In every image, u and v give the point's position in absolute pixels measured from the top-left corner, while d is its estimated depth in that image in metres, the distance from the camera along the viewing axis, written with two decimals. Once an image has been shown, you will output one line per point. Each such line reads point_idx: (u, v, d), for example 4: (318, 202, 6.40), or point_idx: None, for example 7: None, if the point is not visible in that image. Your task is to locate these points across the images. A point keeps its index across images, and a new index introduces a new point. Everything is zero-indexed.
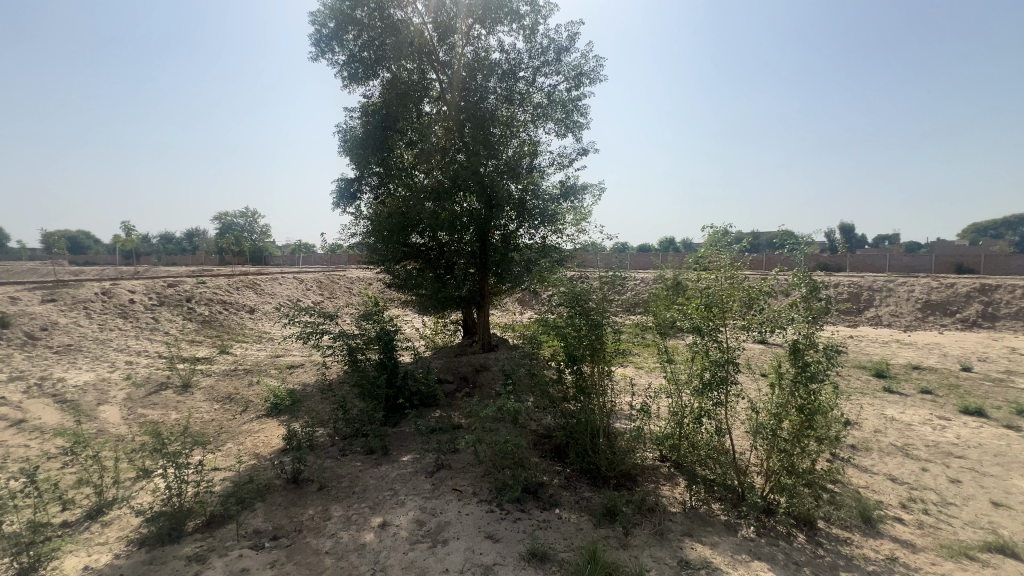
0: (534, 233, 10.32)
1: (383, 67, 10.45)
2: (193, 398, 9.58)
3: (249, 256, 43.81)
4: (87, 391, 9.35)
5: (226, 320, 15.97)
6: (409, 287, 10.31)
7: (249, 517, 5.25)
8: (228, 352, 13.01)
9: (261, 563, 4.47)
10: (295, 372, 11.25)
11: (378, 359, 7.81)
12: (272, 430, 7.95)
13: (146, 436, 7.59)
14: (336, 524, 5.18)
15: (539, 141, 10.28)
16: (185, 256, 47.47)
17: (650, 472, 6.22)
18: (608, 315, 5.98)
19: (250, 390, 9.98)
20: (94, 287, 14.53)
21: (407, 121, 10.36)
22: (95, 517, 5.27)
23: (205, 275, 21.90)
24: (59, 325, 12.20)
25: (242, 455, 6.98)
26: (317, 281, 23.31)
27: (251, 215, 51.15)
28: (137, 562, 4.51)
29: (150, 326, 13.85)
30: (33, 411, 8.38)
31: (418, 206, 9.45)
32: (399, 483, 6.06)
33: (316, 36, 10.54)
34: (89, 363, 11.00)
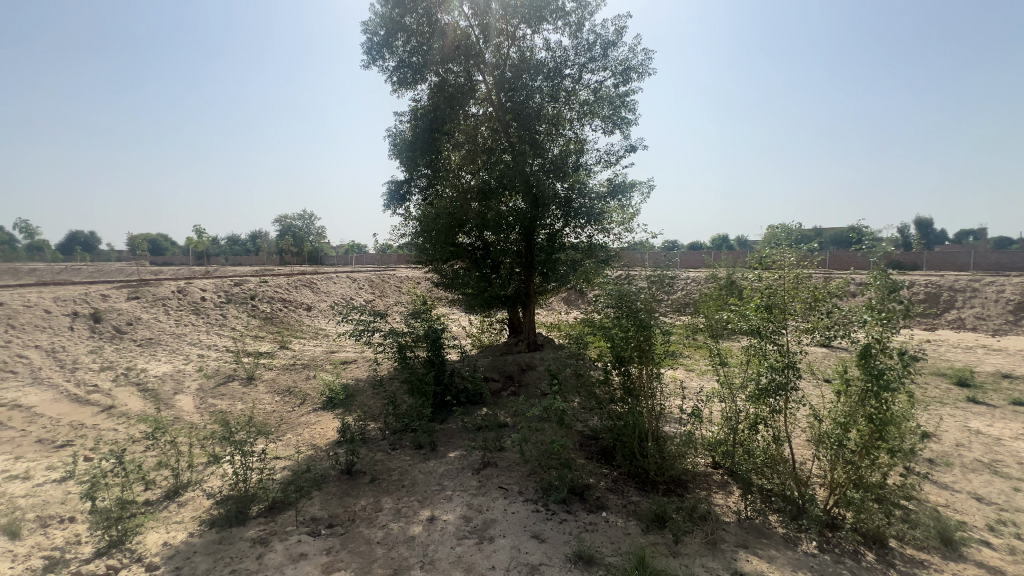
0: (580, 232, 10.19)
1: (430, 71, 10.60)
2: (256, 390, 10.22)
3: (307, 256, 46.21)
4: (165, 381, 10.19)
5: (285, 317, 16.89)
6: (455, 286, 10.51)
7: (306, 504, 5.53)
8: (288, 347, 13.76)
9: (317, 549, 4.70)
10: (349, 368, 11.75)
11: (426, 357, 8.01)
12: (328, 423, 8.33)
13: (216, 425, 8.16)
14: (386, 515, 5.35)
15: (584, 138, 10.21)
16: (250, 257, 50.77)
17: (701, 479, 6.01)
18: (657, 316, 5.82)
19: (308, 384, 10.53)
20: (171, 285, 15.81)
21: (454, 123, 10.60)
22: (172, 498, 5.73)
23: (268, 274, 23.33)
24: (142, 320, 13.37)
25: (301, 445, 7.37)
26: (369, 280, 24.16)
27: (309, 217, 53.77)
28: (208, 541, 4.86)
29: (219, 322, 14.89)
30: (120, 399, 9.23)
31: (464, 206, 9.81)
32: (447, 479, 6.18)
33: (368, 44, 10.92)
34: (167, 355, 11.97)
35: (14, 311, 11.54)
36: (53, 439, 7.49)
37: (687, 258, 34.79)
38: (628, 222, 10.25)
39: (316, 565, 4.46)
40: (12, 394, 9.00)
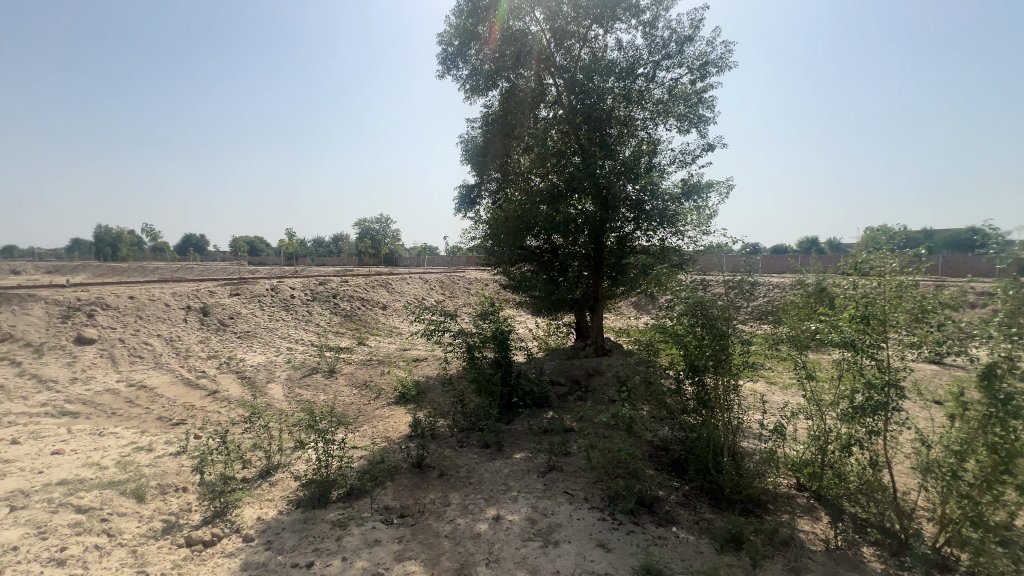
0: (652, 234, 9.86)
1: (502, 78, 10.79)
2: (337, 382, 10.96)
3: (383, 257, 48.79)
4: (260, 371, 11.24)
5: (363, 315, 17.95)
6: (523, 288, 10.61)
7: (381, 494, 5.84)
8: (366, 344, 14.62)
9: (390, 537, 4.95)
10: (421, 366, 12.26)
11: (494, 358, 8.14)
12: (400, 417, 8.74)
13: (302, 413, 8.86)
14: (454, 510, 5.51)
15: (658, 138, 9.91)
16: (332, 258, 54.50)
17: (783, 501, 5.58)
18: (734, 324, 5.53)
19: (382, 379, 11.12)
20: (266, 284, 17.39)
21: (525, 127, 10.51)
22: (265, 477, 6.30)
23: (348, 275, 24.93)
24: (242, 314, 14.84)
25: (376, 437, 7.81)
26: (440, 281, 25.01)
27: (385, 220, 56.68)
28: (295, 519, 5.28)
29: (306, 318, 16.14)
30: (223, 385, 10.30)
31: (533, 209, 9.83)
32: (512, 479, 6.25)
33: (443, 54, 11.35)
34: (262, 347, 13.18)
35: (142, 304, 13.29)
36: (170, 417, 8.53)
37: (769, 262, 32.47)
38: (704, 224, 9.75)
39: (389, 552, 4.70)
40: (139, 376, 10.37)
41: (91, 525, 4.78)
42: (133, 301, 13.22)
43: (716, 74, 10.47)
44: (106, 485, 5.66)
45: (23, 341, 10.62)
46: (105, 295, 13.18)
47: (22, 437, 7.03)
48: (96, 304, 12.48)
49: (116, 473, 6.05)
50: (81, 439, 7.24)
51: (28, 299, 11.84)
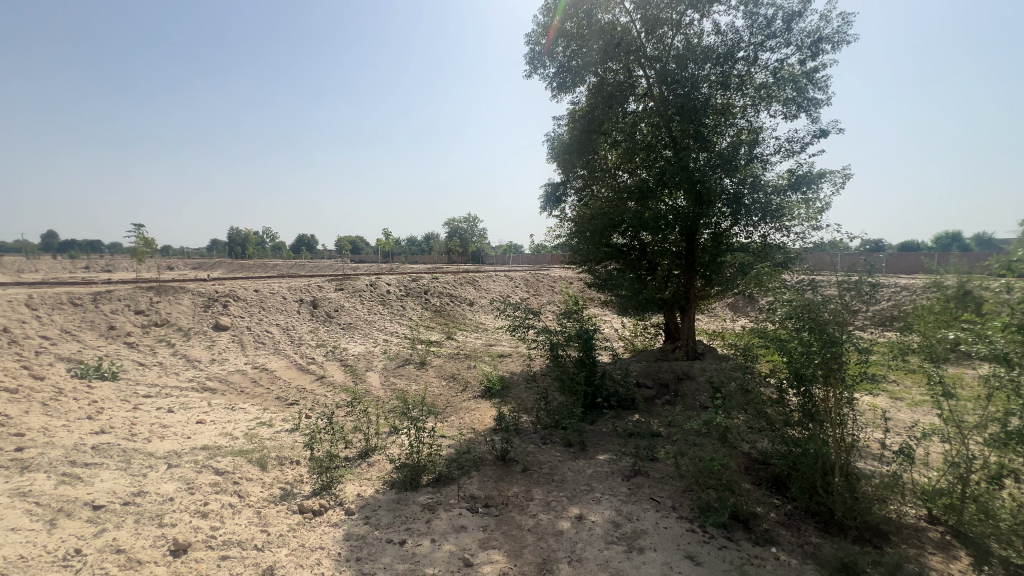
0: (751, 231, 9.21)
1: (589, 72, 10.54)
2: (427, 373, 11.59)
3: (471, 256, 50.58)
4: (360, 360, 12.24)
5: (452, 311, 18.73)
6: (609, 287, 10.44)
7: (467, 482, 6.08)
8: (453, 338, 15.26)
9: (475, 525, 5.13)
10: (505, 361, 12.53)
11: (578, 357, 8.07)
12: (486, 410, 9.03)
13: (397, 401, 9.50)
14: (537, 506, 5.58)
15: (760, 126, 9.19)
16: (424, 256, 57.55)
17: (909, 533, 4.90)
18: (850, 330, 4.95)
19: (469, 372, 11.56)
20: (366, 280, 18.84)
21: (612, 121, 10.35)
22: (364, 457, 6.85)
23: (439, 272, 26.18)
24: (345, 307, 16.24)
25: (463, 428, 8.14)
26: (524, 279, 25.29)
27: (473, 219, 58.63)
28: (390, 499, 5.68)
29: (400, 313, 17.22)
30: (329, 371, 11.35)
31: (620, 206, 9.54)
32: (596, 481, 6.17)
33: (531, 54, 11.44)
34: (362, 338, 14.34)
35: (265, 296, 15.09)
36: (286, 397, 9.59)
37: (896, 260, 28.40)
38: (815, 218, 8.80)
39: (474, 539, 4.88)
40: (262, 360, 11.79)
41: (225, 486, 5.54)
42: (257, 294, 15.06)
43: (831, 51, 9.41)
44: (236, 453, 6.51)
45: (176, 326, 12.58)
46: (236, 288, 15.16)
47: (175, 407, 8.34)
48: (229, 296, 14.41)
49: (245, 443, 6.94)
50: (218, 411, 8.43)
51: (179, 291, 14.00)
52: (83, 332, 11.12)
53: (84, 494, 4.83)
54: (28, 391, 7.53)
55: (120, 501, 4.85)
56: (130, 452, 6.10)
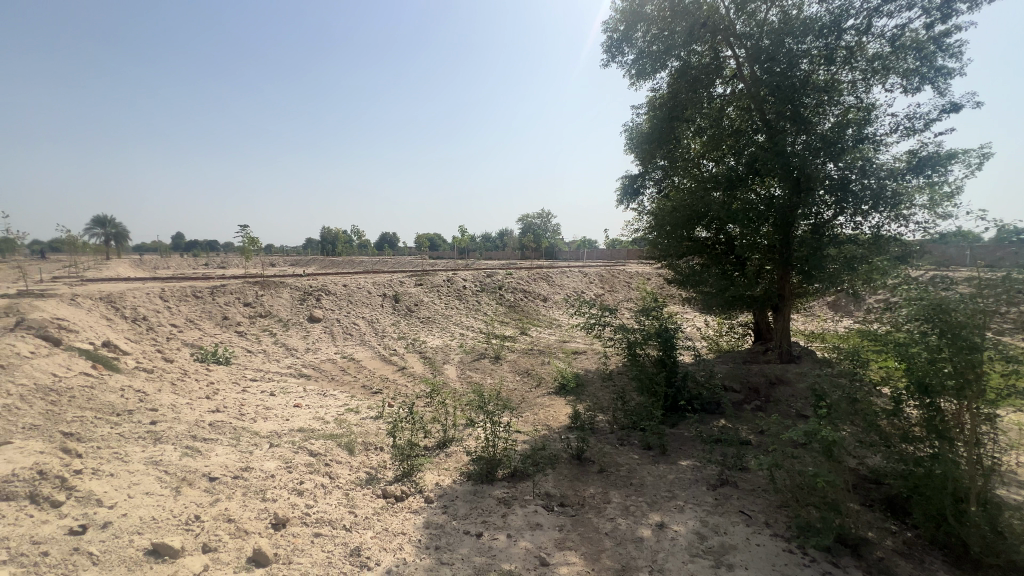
0: (861, 221, 8.17)
1: (672, 56, 9.97)
2: (502, 368, 11.72)
3: (544, 251, 50.49)
4: (438, 352, 12.68)
5: (525, 306, 18.78)
6: (691, 283, 9.86)
7: (542, 480, 6.03)
8: (527, 334, 15.29)
9: (551, 524, 5.06)
10: (580, 358, 12.33)
11: (657, 356, 7.69)
12: (560, 407, 8.92)
13: (473, 394, 9.69)
14: (614, 509, 5.39)
15: (873, 103, 8.12)
16: (498, 252, 58.38)
17: None
18: (992, 334, 4.22)
19: (543, 368, 11.52)
20: (443, 275, 19.48)
21: (697, 106, 9.83)
22: (442, 448, 7.04)
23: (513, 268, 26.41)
24: (424, 302, 16.89)
25: (537, 424, 8.11)
26: (599, 274, 24.71)
27: (547, 215, 58.46)
28: (466, 490, 5.78)
29: (475, 308, 17.59)
30: (410, 363, 11.86)
31: (705, 196, 8.93)
32: (678, 488, 5.84)
33: (607, 42, 11.02)
34: (440, 332, 14.85)
35: (352, 291, 16.13)
36: (371, 386, 10.17)
37: None
38: (942, 205, 7.63)
39: (550, 538, 4.81)
40: (350, 350, 12.61)
41: (318, 467, 5.95)
42: (346, 288, 16.14)
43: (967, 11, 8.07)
44: (328, 437, 6.99)
45: (277, 317, 13.83)
46: (328, 283, 16.36)
47: (276, 391, 9.16)
48: (322, 290, 15.58)
49: (335, 428, 7.45)
50: (312, 397, 9.13)
51: (280, 285, 15.38)
52: (202, 321, 12.60)
53: (202, 465, 5.42)
54: (160, 371, 8.64)
55: (230, 474, 5.37)
56: (239, 431, 6.77)
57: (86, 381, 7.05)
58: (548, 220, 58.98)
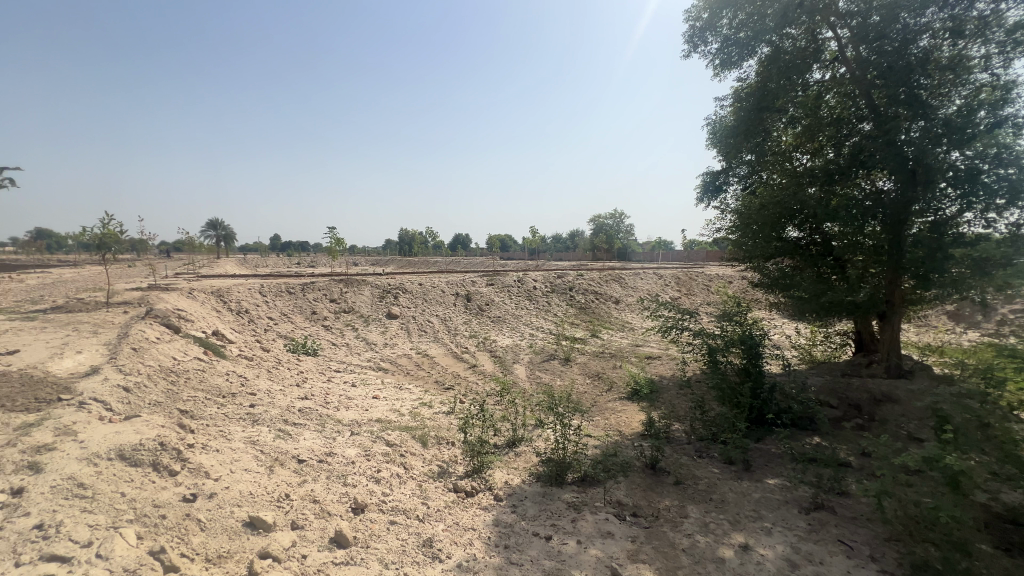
0: (995, 218, 7.00)
1: (762, 42, 9.28)
2: (572, 370, 11.54)
3: (616, 252, 49.28)
4: (508, 352, 12.78)
5: (596, 308, 18.40)
6: (779, 287, 9.05)
7: (613, 487, 5.83)
8: (598, 336, 14.98)
9: (623, 534, 4.86)
10: (654, 364, 11.84)
11: (741, 365, 7.15)
12: (633, 413, 8.61)
13: (542, 395, 9.64)
14: (692, 525, 5.07)
15: (1014, 78, 6.90)
16: (568, 253, 57.83)
17: None
18: None
19: (615, 372, 11.19)
20: (514, 276, 19.64)
21: (790, 95, 9.05)
22: (512, 447, 7.05)
23: (584, 269, 26.02)
24: (495, 301, 17.13)
25: (609, 429, 7.89)
26: (675, 277, 23.60)
27: (620, 215, 56.94)
28: (535, 492, 5.73)
29: (545, 308, 17.53)
30: (481, 361, 12.06)
31: (797, 193, 8.15)
32: (764, 508, 5.38)
33: (690, 32, 10.53)
34: (510, 331, 14.96)
35: (427, 289, 16.75)
36: (444, 382, 10.46)
37: None
38: None
39: (622, 548, 4.62)
40: (424, 346, 13.09)
41: (394, 457, 6.21)
42: (421, 287, 16.80)
43: None
44: (403, 429, 7.27)
45: (359, 313, 14.71)
46: (405, 281, 17.16)
47: (357, 382, 9.71)
48: (399, 288, 16.35)
49: (410, 420, 7.74)
50: (389, 389, 9.58)
51: (362, 283, 16.36)
52: (295, 315, 13.71)
53: (292, 448, 5.86)
54: (259, 359, 9.50)
55: (316, 458, 5.75)
56: (325, 418, 7.25)
57: (199, 366, 7.91)
58: (621, 221, 57.50)
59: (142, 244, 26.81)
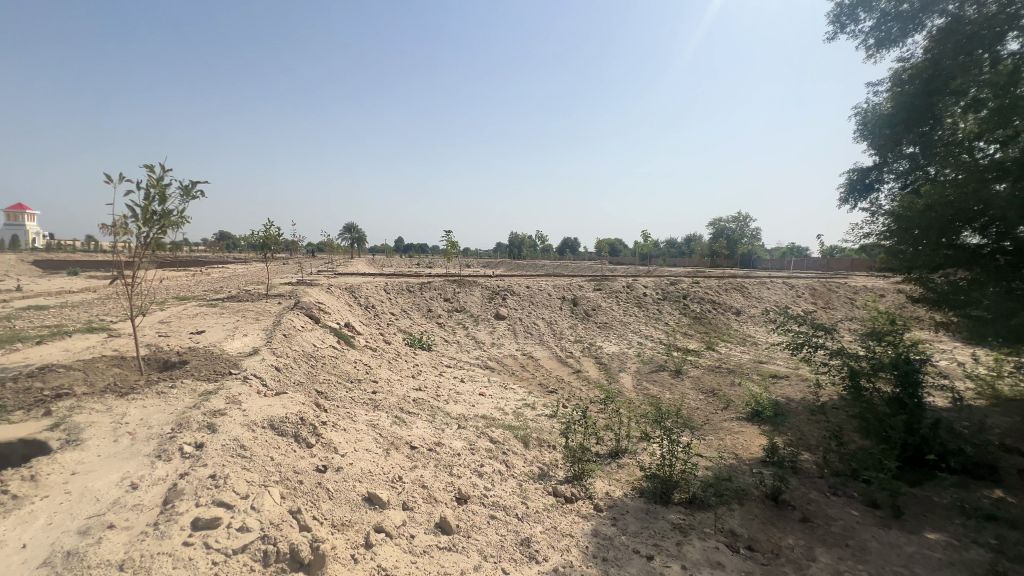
0: None
1: (934, 12, 7.99)
2: (683, 384, 10.84)
3: (738, 259, 45.29)
4: (614, 360, 12.44)
5: (713, 318, 17.06)
6: (951, 302, 7.55)
7: (726, 514, 5.35)
8: (715, 349, 13.88)
9: (736, 567, 4.43)
10: (780, 384, 10.62)
11: (893, 394, 6.09)
12: (753, 436, 7.81)
13: (649, 408, 9.20)
14: (822, 570, 4.45)
15: None
16: (682, 259, 54.52)
17: None
18: None
19: (732, 390, 10.26)
20: (623, 282, 19.06)
21: (971, 74, 7.44)
22: (614, 457, 6.83)
23: (700, 276, 24.29)
24: (602, 307, 16.80)
25: (723, 450, 7.26)
26: (810, 288, 20.95)
27: (743, 219, 52.24)
28: (638, 507, 5.48)
29: (656, 317, 16.73)
30: (585, 367, 11.91)
31: (978, 192, 6.67)
32: (919, 566, 4.52)
33: (836, 12, 9.34)
34: (617, 339, 14.53)
35: (534, 293, 17.00)
36: (548, 385, 10.52)
37: None
38: None
39: None
40: (530, 348, 13.30)
41: (496, 454, 6.40)
42: (529, 290, 17.11)
43: None
44: (506, 428, 7.46)
45: (470, 313, 15.45)
46: (513, 284, 17.62)
47: (465, 379, 10.20)
48: (508, 291, 16.83)
49: (514, 420, 7.92)
50: (495, 388, 9.90)
51: (473, 284, 17.16)
52: (413, 313, 14.84)
53: (406, 434, 6.35)
54: (381, 351, 10.47)
55: (426, 446, 6.16)
56: (435, 409, 7.73)
57: (333, 353, 8.95)
58: (745, 224, 52.73)
59: (294, 246, 31.20)
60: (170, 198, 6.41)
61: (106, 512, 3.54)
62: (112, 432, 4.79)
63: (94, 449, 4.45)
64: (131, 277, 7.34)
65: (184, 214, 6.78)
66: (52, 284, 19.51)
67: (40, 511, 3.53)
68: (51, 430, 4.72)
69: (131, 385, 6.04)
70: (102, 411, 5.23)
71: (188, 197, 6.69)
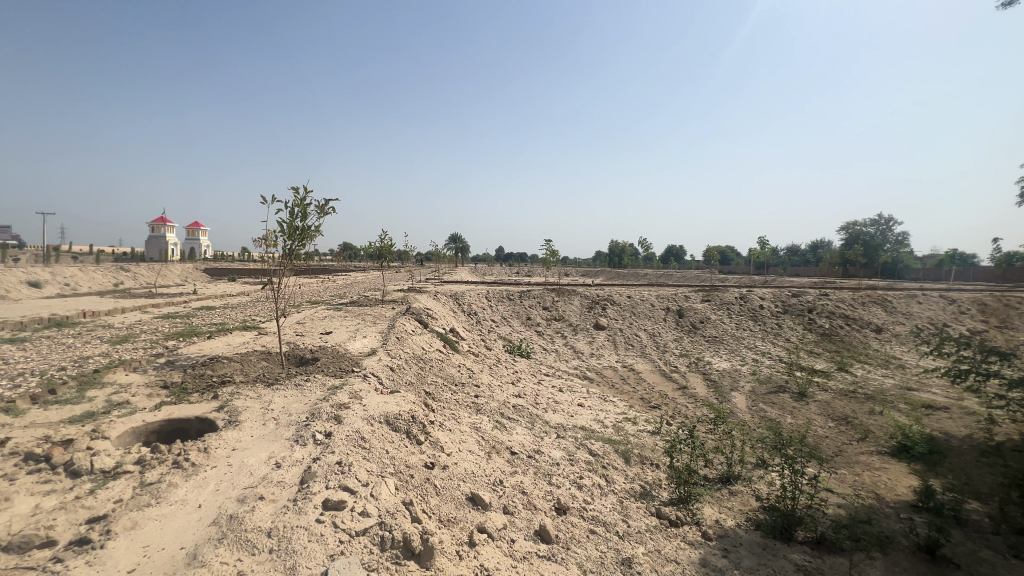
0: None
1: None
2: (808, 408, 9.68)
3: (878, 268, 39.34)
4: (725, 377, 11.55)
5: (846, 336, 14.99)
6: None
7: (864, 563, 4.65)
8: (848, 371, 12.19)
9: None
10: (936, 416, 8.97)
11: None
12: (899, 474, 6.72)
13: (766, 432, 8.37)
14: None
15: None
16: (807, 269, 48.76)
17: None
18: None
19: (872, 419, 8.92)
20: (735, 292, 17.63)
21: None
22: (725, 483, 6.29)
23: (829, 287, 21.48)
24: (711, 319, 15.70)
25: (860, 487, 6.33)
26: (979, 304, 17.44)
27: (885, 222, 45.38)
28: (754, 541, 5.00)
29: (774, 332, 15.17)
30: (691, 383, 11.20)
31: None
32: None
33: None
34: (728, 354, 13.46)
35: (636, 303, 16.45)
36: (650, 400, 10.07)
37: None
38: None
39: None
40: (631, 361, 12.86)
41: (596, 467, 6.28)
42: (630, 300, 16.59)
43: None
44: (606, 441, 7.29)
45: (569, 321, 15.40)
46: (613, 293, 17.24)
47: (564, 388, 10.18)
48: (608, 300, 16.50)
49: (614, 434, 7.70)
50: (593, 399, 9.73)
51: (573, 293, 17.10)
52: (514, 320, 15.18)
53: (507, 440, 6.50)
54: (483, 357, 10.87)
55: (526, 453, 6.24)
56: (534, 417, 7.82)
57: (440, 357, 9.50)
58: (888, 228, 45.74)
59: (406, 256, 33.88)
60: (310, 215, 7.35)
61: (257, 485, 4.13)
62: (261, 416, 5.59)
63: (249, 430, 5.22)
64: (276, 283, 8.56)
65: (319, 228, 7.71)
66: (218, 289, 23.36)
67: (210, 478, 4.22)
68: (217, 411, 5.65)
69: (276, 377, 7.01)
70: (255, 398, 6.14)
71: (323, 213, 7.61)
